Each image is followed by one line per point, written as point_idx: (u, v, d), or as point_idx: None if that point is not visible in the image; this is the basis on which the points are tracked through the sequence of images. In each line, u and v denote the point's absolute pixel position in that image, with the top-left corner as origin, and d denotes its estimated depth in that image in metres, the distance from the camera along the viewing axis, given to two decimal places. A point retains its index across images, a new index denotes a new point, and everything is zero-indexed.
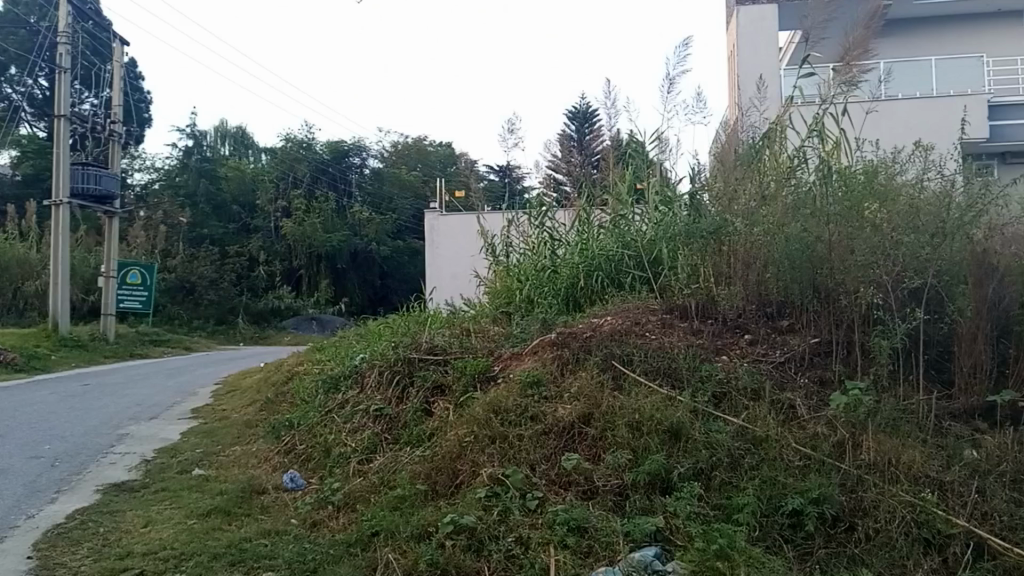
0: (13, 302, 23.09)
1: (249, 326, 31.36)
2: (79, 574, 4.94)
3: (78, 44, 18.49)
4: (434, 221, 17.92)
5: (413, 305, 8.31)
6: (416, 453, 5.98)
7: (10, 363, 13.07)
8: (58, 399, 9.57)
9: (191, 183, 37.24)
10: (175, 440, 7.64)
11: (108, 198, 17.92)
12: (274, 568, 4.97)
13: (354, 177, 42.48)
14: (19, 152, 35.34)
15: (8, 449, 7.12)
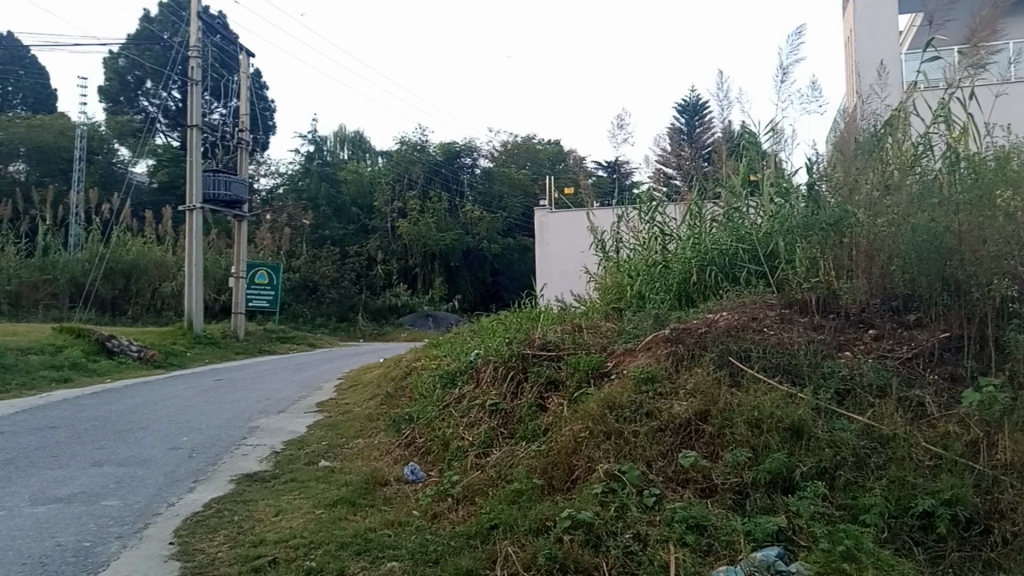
0: (152, 303, 24.20)
1: (369, 323, 32.21)
2: (219, 560, 5.22)
3: (210, 58, 19.60)
4: (543, 219, 18.60)
5: (525, 302, 8.41)
6: (532, 448, 6.03)
7: (150, 358, 13.76)
8: (194, 393, 10.15)
9: (314, 187, 39.40)
10: (302, 433, 7.97)
11: (237, 202, 18.84)
12: (399, 557, 5.11)
13: (465, 177, 42.57)
14: (155, 160, 37.72)
15: (150, 440, 7.59)
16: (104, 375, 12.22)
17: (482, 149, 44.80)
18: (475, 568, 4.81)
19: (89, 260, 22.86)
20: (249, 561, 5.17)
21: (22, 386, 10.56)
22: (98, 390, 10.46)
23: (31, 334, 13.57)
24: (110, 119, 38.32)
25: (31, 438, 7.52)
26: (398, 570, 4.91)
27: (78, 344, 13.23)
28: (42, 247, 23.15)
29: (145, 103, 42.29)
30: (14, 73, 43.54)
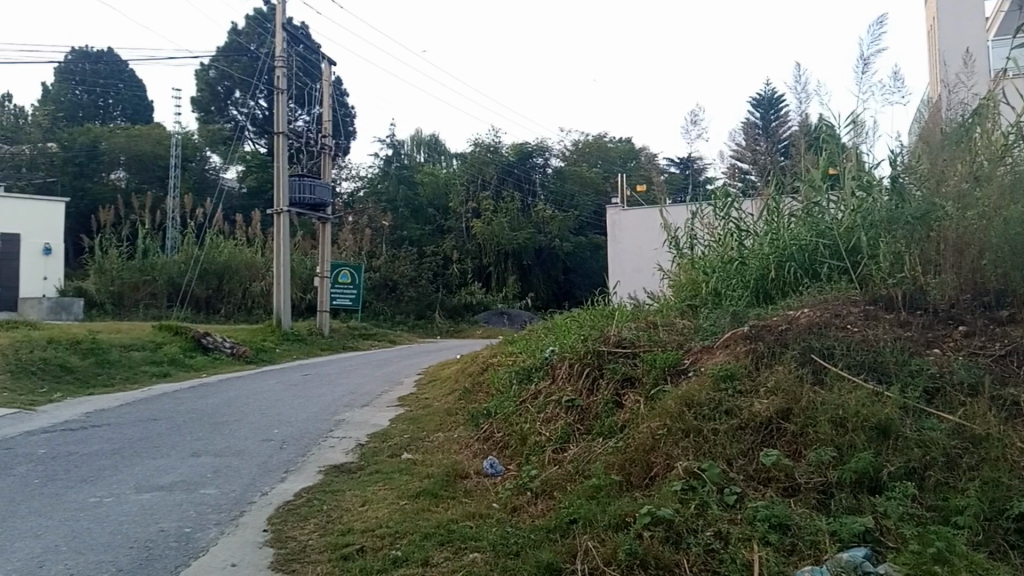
0: (243, 301, 24.86)
1: (445, 321, 32.71)
2: (310, 548, 5.45)
3: (293, 67, 20.25)
4: (616, 216, 19.29)
5: (598, 299, 8.49)
6: (609, 444, 6.07)
7: (242, 355, 14.36)
8: (282, 387, 10.60)
9: (392, 190, 39.32)
10: (384, 426, 8.23)
11: (321, 205, 19.45)
12: (481, 549, 5.23)
13: (538, 177, 42.97)
14: (246, 167, 38.78)
15: (244, 432, 7.96)
16: (200, 370, 12.83)
17: (553, 149, 45.27)
18: (556, 562, 4.84)
19: (185, 262, 23.91)
20: (338, 549, 5.39)
21: (127, 380, 11.21)
22: (194, 384, 11.04)
23: (135, 331, 14.28)
24: (203, 128, 40.22)
25: (135, 428, 8.01)
26: (481, 561, 5.03)
27: (175, 341, 13.83)
28: (142, 250, 24.21)
29: (234, 112, 43.92)
30: (115, 87, 46.22)
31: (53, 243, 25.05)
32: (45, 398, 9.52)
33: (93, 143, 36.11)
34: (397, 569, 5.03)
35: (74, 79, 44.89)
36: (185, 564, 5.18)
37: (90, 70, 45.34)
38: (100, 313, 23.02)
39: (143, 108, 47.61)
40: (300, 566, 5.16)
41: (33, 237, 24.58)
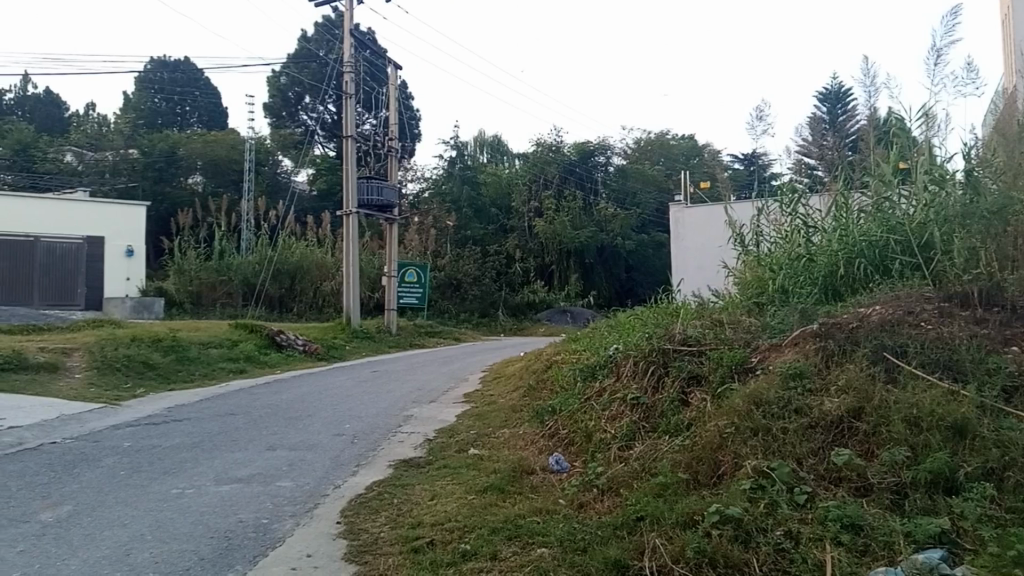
0: (314, 301, 25.54)
1: (509, 319, 32.58)
2: (383, 540, 5.62)
3: (360, 72, 20.62)
4: (678, 214, 21.03)
5: (662, 297, 8.51)
6: (675, 442, 6.07)
7: (315, 352, 14.90)
8: (351, 383, 10.90)
9: (456, 191, 38.86)
10: (451, 422, 8.41)
11: (388, 207, 19.78)
12: (548, 544, 5.30)
13: (600, 175, 42.68)
14: (315, 170, 39.50)
15: (317, 426, 8.23)
16: (275, 368, 13.26)
17: (615, 147, 45.06)
18: (623, 559, 4.85)
19: (259, 263, 24.64)
20: (408, 541, 5.54)
21: (207, 376, 11.69)
22: (269, 380, 11.46)
23: (212, 329, 14.78)
24: (276, 132, 41.32)
25: (212, 422, 8.34)
26: (549, 556, 5.10)
27: (250, 338, 14.25)
28: (219, 251, 25.17)
29: (305, 117, 45.04)
30: (191, 94, 47.82)
31: (134, 246, 25.65)
32: (130, 393, 9.99)
33: (171, 150, 37.38)
34: (467, 562, 5.15)
35: (153, 88, 46.47)
36: (262, 554, 5.39)
37: (168, 79, 46.81)
38: (179, 311, 23.89)
39: (217, 114, 49.12)
40: (373, 558, 5.33)
41: (115, 241, 25.20)
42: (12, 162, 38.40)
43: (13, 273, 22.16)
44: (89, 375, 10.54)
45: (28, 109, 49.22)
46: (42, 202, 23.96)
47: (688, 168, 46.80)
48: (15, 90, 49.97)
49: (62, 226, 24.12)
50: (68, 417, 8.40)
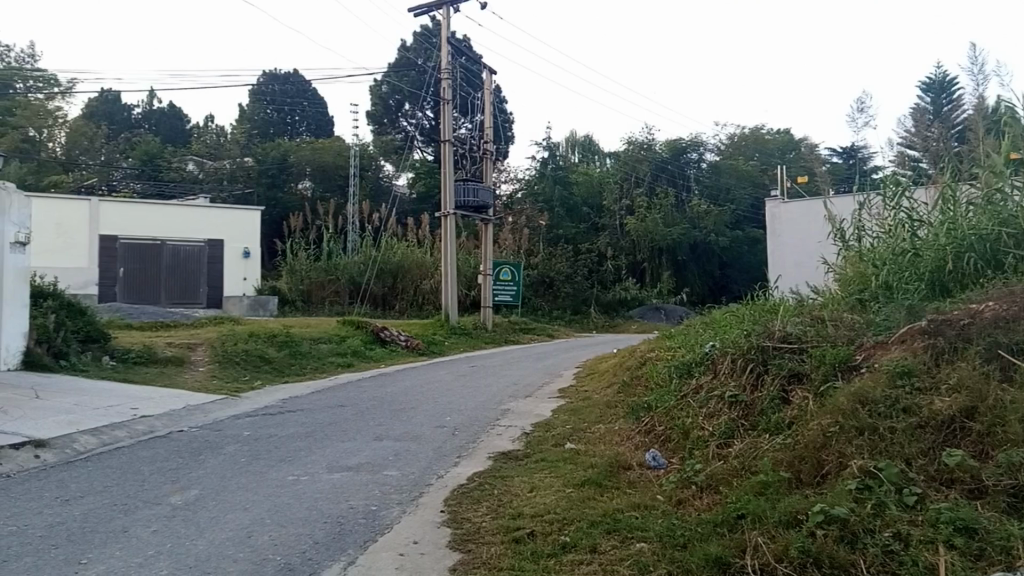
0: (415, 298, 25.33)
1: (601, 316, 32.51)
2: (485, 530, 5.84)
3: (456, 78, 21.17)
4: (774, 209, 21.42)
5: (759, 294, 8.49)
6: (777, 440, 6.04)
7: (416, 347, 15.43)
8: (447, 378, 11.29)
9: (549, 190, 37.91)
10: (547, 416, 8.64)
11: (484, 207, 20.23)
12: (648, 539, 5.39)
13: (693, 172, 42.38)
14: (414, 173, 39.83)
15: (419, 418, 8.61)
16: (380, 362, 13.82)
17: (708, 143, 44.41)
18: (724, 556, 4.85)
19: (365, 262, 25.58)
20: (510, 532, 5.74)
21: (317, 369, 12.35)
22: (371, 374, 12.00)
23: (321, 325, 15.55)
24: (379, 139, 43.08)
25: (321, 413, 8.84)
26: (648, 551, 5.20)
27: (357, 334, 14.89)
28: (327, 251, 26.39)
29: (405, 123, 46.23)
30: (301, 105, 50.01)
31: (250, 247, 26.77)
32: (248, 385, 10.68)
33: (282, 158, 39.38)
34: (567, 554, 5.31)
35: (266, 100, 48.86)
36: (372, 540, 5.70)
37: (280, 91, 49.17)
38: (291, 309, 25.40)
39: (324, 123, 51.24)
40: (476, 546, 5.56)
41: (234, 243, 26.48)
42: (140, 173, 41.23)
43: (142, 273, 25.25)
44: (212, 367, 11.32)
45: (155, 123, 52.50)
46: (166, 207, 25.36)
47: (785, 162, 45.16)
48: (142, 105, 53.35)
49: (185, 230, 25.61)
50: (193, 407, 9.09)
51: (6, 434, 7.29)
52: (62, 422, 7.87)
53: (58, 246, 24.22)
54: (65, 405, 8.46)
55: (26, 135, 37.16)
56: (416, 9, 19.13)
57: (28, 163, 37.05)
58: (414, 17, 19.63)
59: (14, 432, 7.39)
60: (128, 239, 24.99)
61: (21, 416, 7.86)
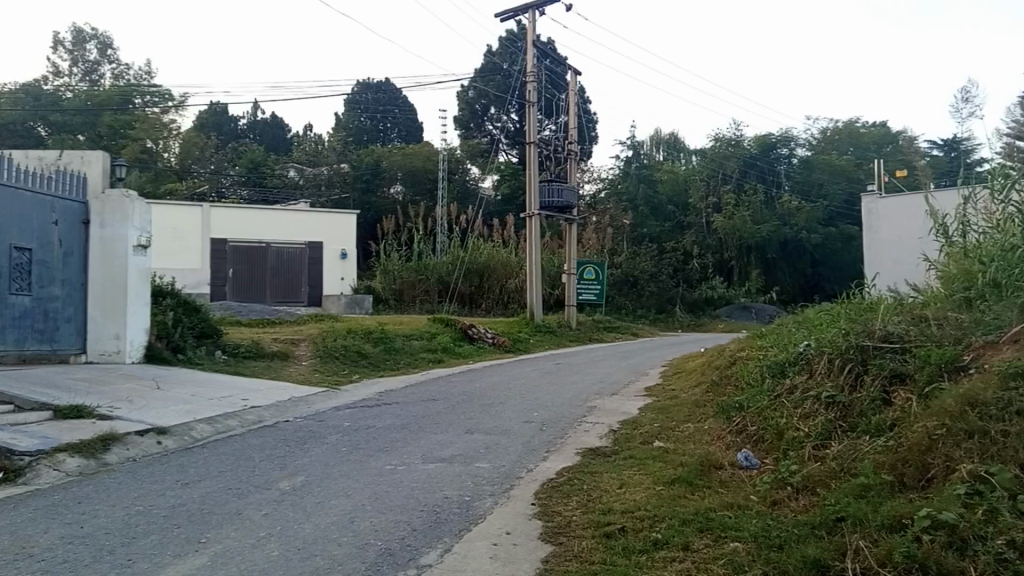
0: (500, 297, 26.07)
1: (686, 315, 32.38)
2: (575, 524, 5.94)
3: (541, 80, 21.37)
4: (872, 204, 20.64)
5: (854, 292, 8.26)
6: (878, 442, 5.87)
7: (502, 346, 15.73)
8: (534, 374, 11.46)
9: (632, 189, 38.65)
10: (635, 414, 8.67)
11: (568, 207, 20.35)
12: (742, 539, 5.34)
13: (783, 168, 40.77)
14: (499, 175, 40.78)
15: (508, 414, 8.81)
16: (468, 358, 14.18)
17: (800, 138, 42.64)
18: (823, 559, 4.76)
19: (452, 263, 25.78)
20: (601, 527, 5.82)
21: (410, 365, 12.78)
22: (460, 370, 12.32)
23: (413, 322, 16.03)
24: (465, 142, 43.90)
25: (414, 406, 9.18)
26: (742, 551, 5.16)
27: (447, 331, 15.30)
28: (418, 252, 26.63)
29: (491, 127, 46.57)
30: (392, 112, 51.62)
31: (347, 248, 27.90)
32: (346, 379, 11.18)
33: (375, 163, 40.93)
34: (659, 551, 5.34)
35: (359, 108, 50.77)
36: (466, 529, 5.89)
37: (372, 99, 50.98)
38: (385, 308, 25.90)
39: (414, 129, 52.43)
40: (566, 539, 5.67)
41: (332, 244, 27.63)
42: (246, 180, 43.58)
43: (250, 274, 26.73)
44: (313, 362, 11.90)
45: (259, 133, 55.25)
46: (268, 212, 26.76)
47: (883, 157, 42.74)
48: (247, 116, 56.26)
49: (287, 233, 26.99)
50: (297, 399, 9.61)
51: (134, 420, 7.93)
52: (181, 411, 8.49)
53: (173, 249, 25.72)
54: (183, 395, 9.11)
55: (144, 147, 40.07)
56: (502, 14, 19.43)
57: (146, 171, 39.95)
58: (500, 23, 20.00)
59: (140, 419, 8.02)
60: (236, 243, 26.38)
61: (145, 405, 8.52)
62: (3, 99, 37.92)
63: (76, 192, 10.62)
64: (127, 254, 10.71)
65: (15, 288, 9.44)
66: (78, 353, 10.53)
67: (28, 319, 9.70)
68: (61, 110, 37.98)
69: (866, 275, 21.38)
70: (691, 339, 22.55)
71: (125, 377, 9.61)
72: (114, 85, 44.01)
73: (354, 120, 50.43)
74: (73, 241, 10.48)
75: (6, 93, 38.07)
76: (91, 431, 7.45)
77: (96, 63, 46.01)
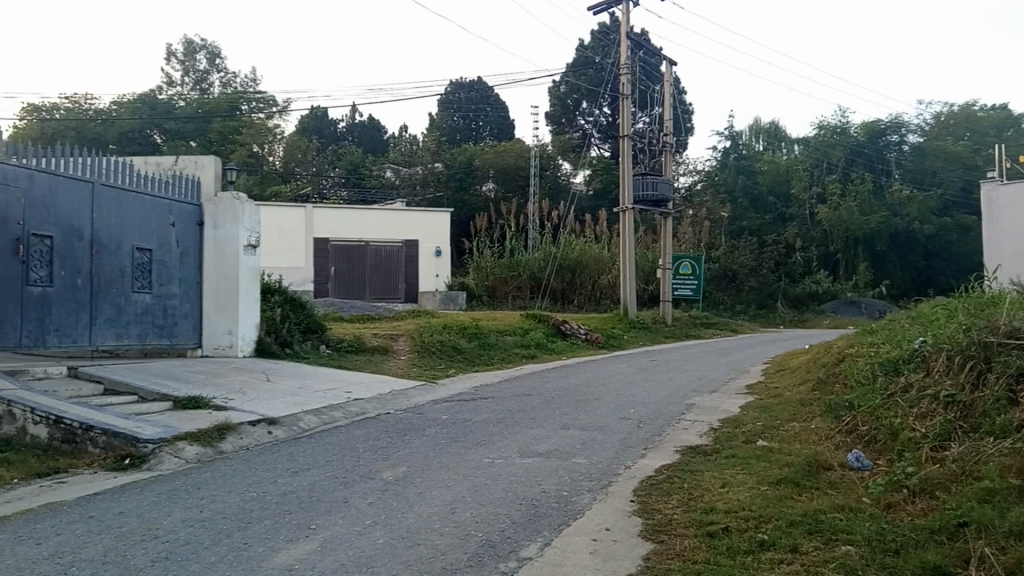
0: (593, 293, 26.19)
1: (789, 310, 31.69)
2: (676, 522, 5.84)
3: (635, 72, 21.18)
4: (994, 192, 19.47)
5: (975, 285, 7.82)
6: (1004, 445, 5.52)
7: (596, 341, 15.76)
8: (629, 370, 11.41)
9: (731, 179, 38.21)
10: (736, 413, 8.49)
11: (663, 201, 20.04)
12: (855, 542, 5.10)
13: (893, 156, 38.82)
14: (592, 171, 41.55)
15: (604, 409, 8.80)
16: (561, 354, 14.26)
17: (912, 124, 40.44)
18: (945, 565, 4.53)
19: (545, 259, 25.91)
20: (703, 526, 5.68)
21: (504, 360, 13.00)
22: (554, 366, 12.39)
23: (506, 318, 16.23)
24: (557, 138, 43.82)
25: (511, 401, 9.28)
26: (855, 554, 4.92)
27: (539, 327, 15.41)
28: (510, 249, 26.74)
29: (583, 122, 46.45)
30: (484, 111, 52.04)
31: (441, 246, 28.21)
32: (442, 373, 11.45)
33: (468, 162, 41.44)
34: (765, 552, 5.14)
35: (454, 108, 51.55)
36: (565, 524, 5.91)
37: (466, 98, 51.59)
38: (479, 304, 25.79)
39: (506, 126, 52.66)
40: (668, 538, 5.58)
41: (427, 242, 28.15)
42: (346, 181, 45.49)
43: (350, 271, 27.72)
44: (411, 356, 12.26)
45: (357, 136, 56.93)
46: (367, 211, 27.62)
47: (1004, 142, 39.88)
48: (346, 120, 58.14)
49: (384, 231, 27.81)
50: (396, 392, 9.90)
51: (247, 411, 8.35)
52: (290, 403, 8.89)
53: (279, 249, 26.88)
54: (291, 387, 9.53)
55: (252, 151, 41.70)
56: (595, 6, 19.43)
57: (253, 175, 41.65)
58: (595, 15, 19.94)
59: (252, 410, 8.44)
60: (338, 241, 27.41)
61: (258, 397, 8.95)
62: (123, 109, 40.67)
63: (192, 196, 11.26)
64: (237, 254, 11.29)
65: (137, 286, 10.12)
66: (194, 347, 11.21)
67: (150, 315, 10.35)
68: (176, 117, 40.53)
69: (988, 267, 20.26)
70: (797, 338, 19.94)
71: (236, 370, 10.13)
72: (221, 92, 46.40)
73: (448, 120, 51.20)
74: (190, 242, 11.14)
75: (125, 103, 40.80)
76: (208, 421, 7.90)
77: (206, 72, 48.62)
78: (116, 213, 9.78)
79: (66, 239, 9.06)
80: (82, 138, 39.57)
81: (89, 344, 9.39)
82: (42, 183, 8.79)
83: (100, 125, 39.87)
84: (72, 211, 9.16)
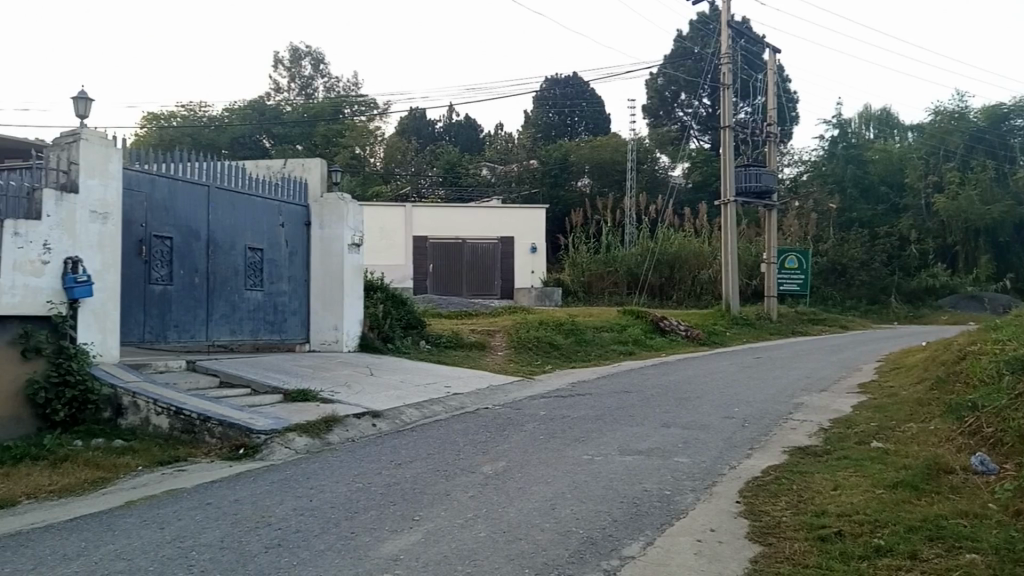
0: (692, 288, 25.74)
1: (903, 305, 30.19)
2: (785, 525, 5.65)
3: (736, 61, 20.63)
4: None
5: None
6: None
7: (696, 338, 15.52)
8: (733, 367, 11.17)
9: (839, 170, 37.00)
10: (848, 412, 8.18)
11: (767, 192, 19.49)
12: (981, 551, 4.80)
13: (1018, 141, 36.49)
14: (690, 162, 40.57)
15: (708, 407, 8.64)
16: (661, 351, 14.11)
17: None
18: None
19: (642, 254, 25.68)
20: (814, 529, 5.46)
21: (602, 357, 12.98)
22: (653, 363, 12.27)
23: (602, 314, 16.19)
24: (654, 132, 43.35)
25: (610, 398, 9.25)
26: (982, 563, 4.64)
27: (638, 323, 15.26)
28: (606, 245, 26.71)
29: (681, 113, 45.65)
30: (579, 106, 51.77)
31: (537, 242, 28.39)
32: (540, 369, 11.54)
33: (563, 158, 41.23)
34: (882, 558, 4.90)
35: (547, 104, 51.34)
36: (668, 523, 5.83)
37: (560, 94, 51.27)
38: (574, 299, 25.74)
39: (601, 120, 52.46)
40: (777, 540, 5.40)
41: (523, 239, 28.40)
42: (443, 180, 45.77)
43: (446, 268, 28.20)
44: (508, 351, 12.41)
45: (453, 135, 57.89)
46: (464, 209, 27.99)
47: None
48: (444, 120, 59.12)
49: (480, 229, 28.17)
50: (494, 387, 10.04)
51: (352, 404, 8.65)
52: (393, 397, 9.15)
53: (380, 247, 27.65)
54: (391, 382, 9.82)
55: (354, 153, 43.36)
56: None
57: (356, 176, 42.94)
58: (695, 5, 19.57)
59: (356, 403, 8.73)
60: (436, 239, 27.94)
61: (362, 390, 9.26)
62: (235, 115, 42.72)
63: (299, 197, 11.75)
64: (342, 251, 11.72)
65: (249, 284, 10.66)
66: (302, 342, 11.71)
67: (260, 312, 10.88)
68: (283, 122, 42.43)
69: None
70: (910, 334, 18.90)
71: (338, 364, 10.52)
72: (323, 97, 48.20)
73: (542, 116, 51.23)
74: (297, 241, 11.64)
75: (236, 109, 42.80)
76: (315, 414, 8.22)
77: (310, 78, 50.54)
78: (229, 214, 10.33)
79: (185, 240, 9.65)
80: (197, 144, 42.04)
81: (207, 339, 9.96)
82: (163, 186, 9.38)
83: (213, 131, 42.23)
84: (189, 213, 9.73)
